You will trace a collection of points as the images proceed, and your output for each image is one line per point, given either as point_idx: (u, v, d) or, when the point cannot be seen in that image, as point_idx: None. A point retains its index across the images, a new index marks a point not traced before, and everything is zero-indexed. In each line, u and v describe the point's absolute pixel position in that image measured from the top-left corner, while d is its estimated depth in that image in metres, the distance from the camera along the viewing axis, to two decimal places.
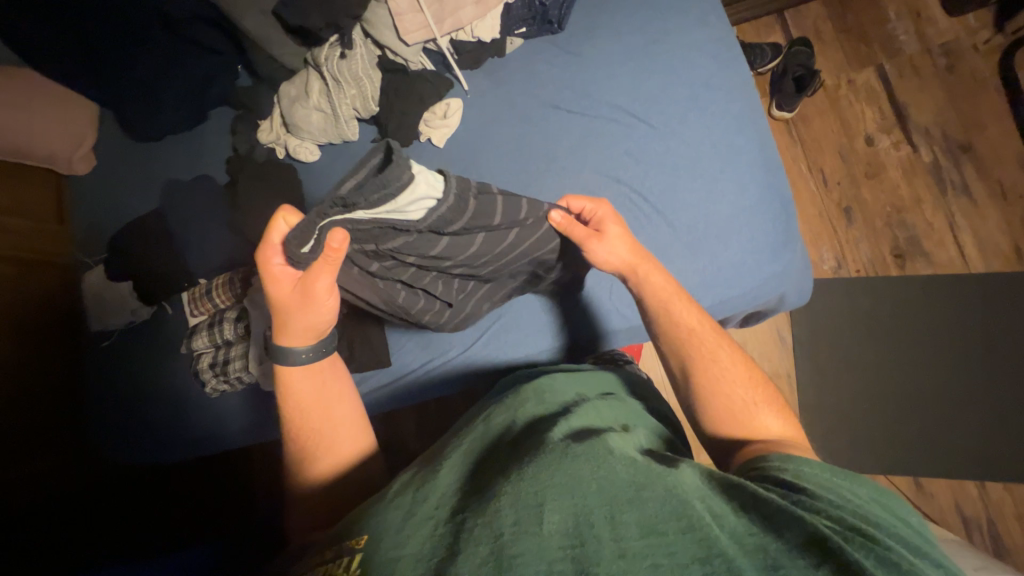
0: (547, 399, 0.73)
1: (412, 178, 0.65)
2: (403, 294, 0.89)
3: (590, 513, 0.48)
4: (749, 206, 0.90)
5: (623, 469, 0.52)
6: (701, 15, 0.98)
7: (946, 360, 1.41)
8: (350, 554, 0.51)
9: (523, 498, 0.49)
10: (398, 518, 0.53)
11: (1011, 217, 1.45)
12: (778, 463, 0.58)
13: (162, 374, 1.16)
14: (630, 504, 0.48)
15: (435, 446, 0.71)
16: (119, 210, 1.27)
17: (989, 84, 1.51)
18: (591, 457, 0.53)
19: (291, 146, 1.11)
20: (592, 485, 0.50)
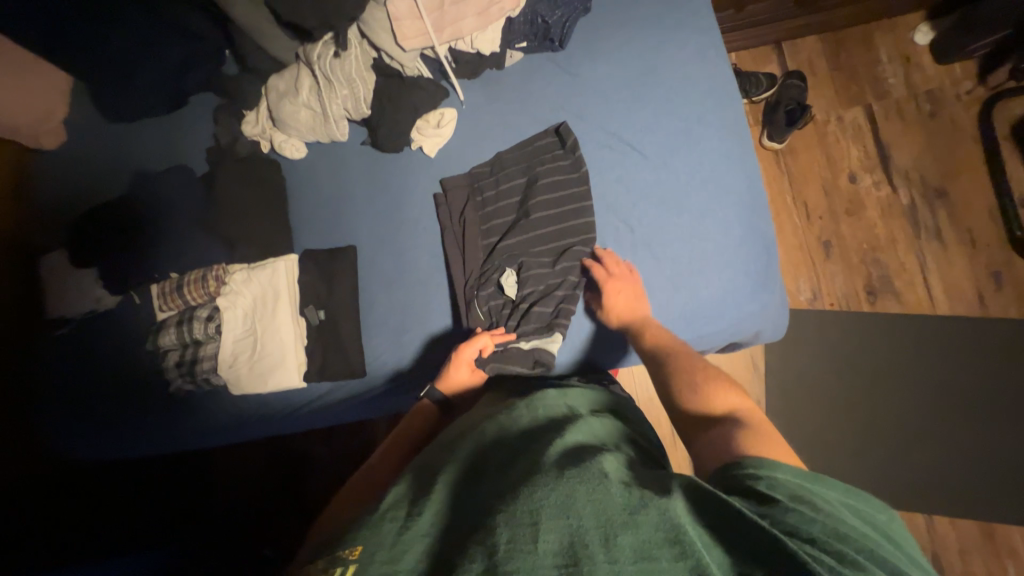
0: (538, 414, 0.73)
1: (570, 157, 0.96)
2: (491, 290, 0.96)
3: (585, 534, 0.47)
4: (734, 244, 0.90)
5: (617, 490, 0.51)
6: (701, 47, 0.99)
7: (905, 396, 1.46)
8: (344, 564, 0.51)
9: (517, 517, 0.49)
10: (391, 534, 0.54)
11: (978, 264, 1.50)
12: (750, 468, 0.54)
13: (126, 367, 1.12)
14: (625, 525, 0.47)
15: (429, 457, 0.72)
16: (87, 191, 1.21)
17: (968, 133, 1.56)
18: (585, 477, 0.52)
19: (277, 142, 1.09)
20: (587, 506, 0.49)
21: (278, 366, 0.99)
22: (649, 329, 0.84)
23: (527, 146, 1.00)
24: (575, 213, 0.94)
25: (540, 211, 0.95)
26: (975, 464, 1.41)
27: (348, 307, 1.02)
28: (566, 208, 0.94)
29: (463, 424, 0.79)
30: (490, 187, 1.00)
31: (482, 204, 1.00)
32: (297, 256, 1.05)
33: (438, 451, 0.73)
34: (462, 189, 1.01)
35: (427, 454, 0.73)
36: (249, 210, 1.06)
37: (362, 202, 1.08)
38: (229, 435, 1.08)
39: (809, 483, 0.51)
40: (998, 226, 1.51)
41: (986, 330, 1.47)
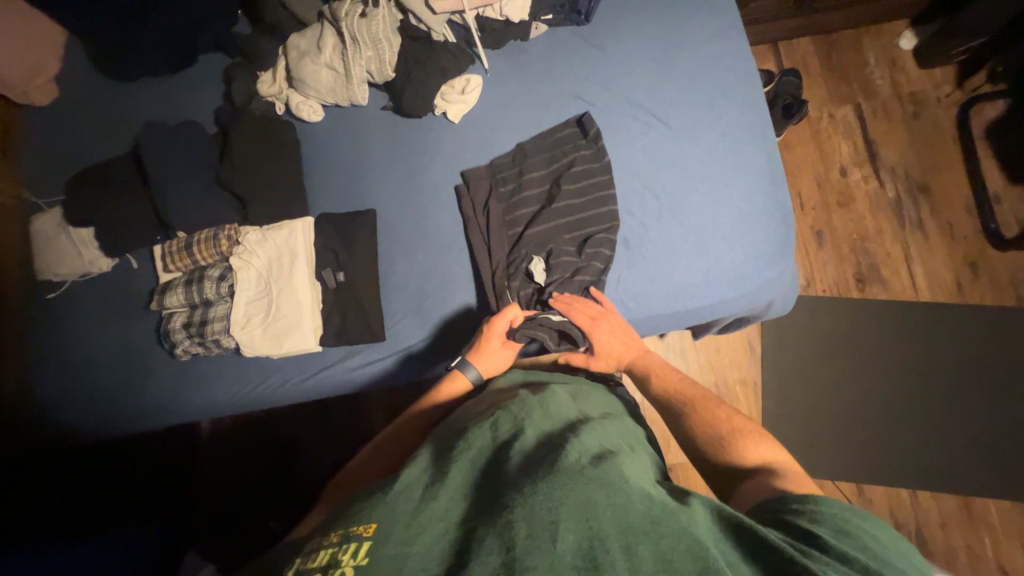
0: (548, 406, 0.72)
1: (592, 146, 0.98)
2: (519, 279, 0.94)
3: (606, 540, 0.48)
4: (756, 212, 0.94)
5: (638, 499, 0.52)
6: (720, 26, 1.02)
7: (891, 378, 1.54)
8: (356, 541, 0.48)
9: (538, 512, 0.49)
10: (406, 514, 0.52)
11: (956, 255, 1.60)
12: (798, 505, 0.57)
13: (123, 333, 1.07)
14: (646, 535, 0.48)
15: (439, 438, 0.69)
16: (82, 149, 1.14)
17: (948, 133, 1.66)
18: (606, 483, 0.53)
19: (293, 103, 1.06)
20: (609, 513, 0.50)
21: (294, 328, 0.96)
22: (653, 371, 0.85)
23: (550, 137, 1.00)
24: (601, 199, 0.95)
25: (565, 198, 0.95)
26: (954, 441, 1.49)
27: (367, 271, 1.00)
28: (591, 196, 0.95)
29: (467, 412, 0.77)
30: (513, 179, 1.00)
31: (504, 194, 0.99)
32: (312, 217, 1.03)
33: (443, 437, 0.70)
34: (483, 179, 0.99)
35: (437, 436, 0.71)
36: (263, 170, 1.03)
37: (381, 167, 1.06)
38: (233, 405, 1.04)
39: (860, 522, 0.54)
40: (974, 220, 1.61)
41: (963, 316, 1.56)
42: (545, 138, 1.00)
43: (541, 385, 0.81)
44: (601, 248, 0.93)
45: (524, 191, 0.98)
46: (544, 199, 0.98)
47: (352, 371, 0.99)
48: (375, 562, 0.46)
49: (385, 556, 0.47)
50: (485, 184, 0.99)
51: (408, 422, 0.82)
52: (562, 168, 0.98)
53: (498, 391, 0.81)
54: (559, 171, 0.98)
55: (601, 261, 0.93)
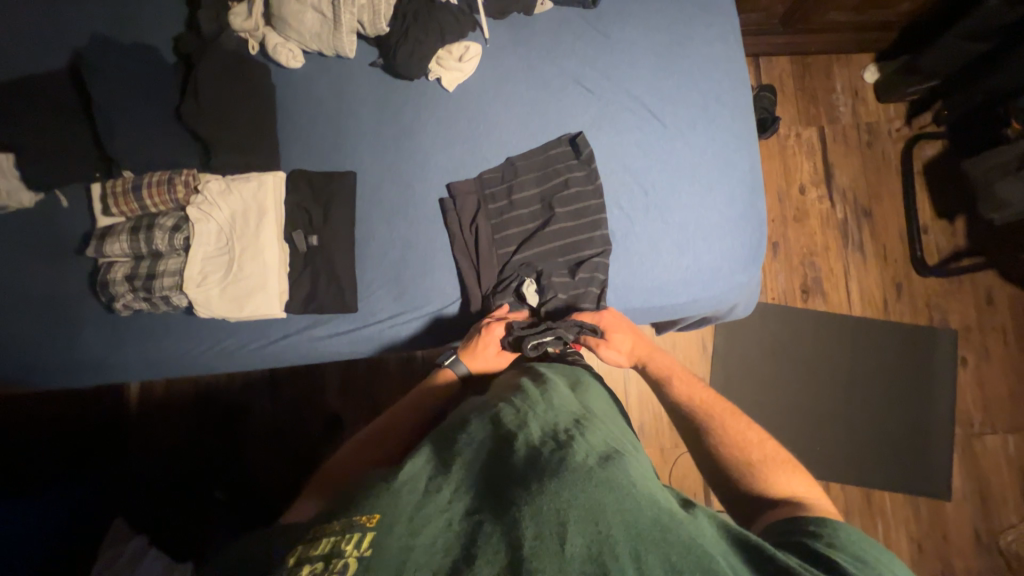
0: (553, 399, 0.73)
1: (587, 165, 0.96)
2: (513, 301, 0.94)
3: (615, 545, 0.50)
4: (735, 218, 0.99)
5: (645, 506, 0.54)
6: (721, 32, 1.04)
7: (821, 382, 1.69)
8: (359, 531, 0.49)
9: (546, 513, 0.51)
10: (410, 506, 0.53)
11: (886, 276, 1.78)
12: (815, 528, 0.61)
13: (48, 279, 0.94)
14: (654, 544, 0.51)
15: (441, 431, 0.70)
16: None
17: (893, 165, 1.82)
18: (615, 487, 0.55)
19: (271, 44, 0.96)
20: (617, 519, 0.52)
21: (258, 290, 0.89)
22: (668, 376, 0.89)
23: (542, 153, 0.98)
24: (595, 223, 0.94)
25: (558, 220, 0.95)
26: (865, 441, 1.67)
27: (343, 236, 0.94)
28: (585, 219, 0.95)
29: (473, 403, 0.79)
30: (503, 195, 0.97)
31: (493, 210, 0.96)
32: (284, 172, 0.95)
33: (447, 428, 0.71)
34: (470, 193, 0.96)
35: (440, 426, 0.72)
36: (231, 114, 0.93)
37: (366, 126, 0.99)
38: (182, 368, 0.95)
39: (871, 547, 0.58)
40: (904, 246, 1.79)
41: (886, 332, 1.74)
42: (536, 154, 0.98)
43: (536, 369, 0.84)
44: (595, 272, 0.93)
45: (514, 207, 0.96)
46: (537, 219, 0.96)
47: (318, 339, 0.94)
48: (379, 554, 0.47)
49: (392, 546, 0.48)
50: (472, 198, 0.96)
51: (406, 412, 0.83)
52: (554, 188, 0.96)
53: (490, 386, 0.83)
54: (551, 190, 0.96)
55: (596, 286, 0.94)
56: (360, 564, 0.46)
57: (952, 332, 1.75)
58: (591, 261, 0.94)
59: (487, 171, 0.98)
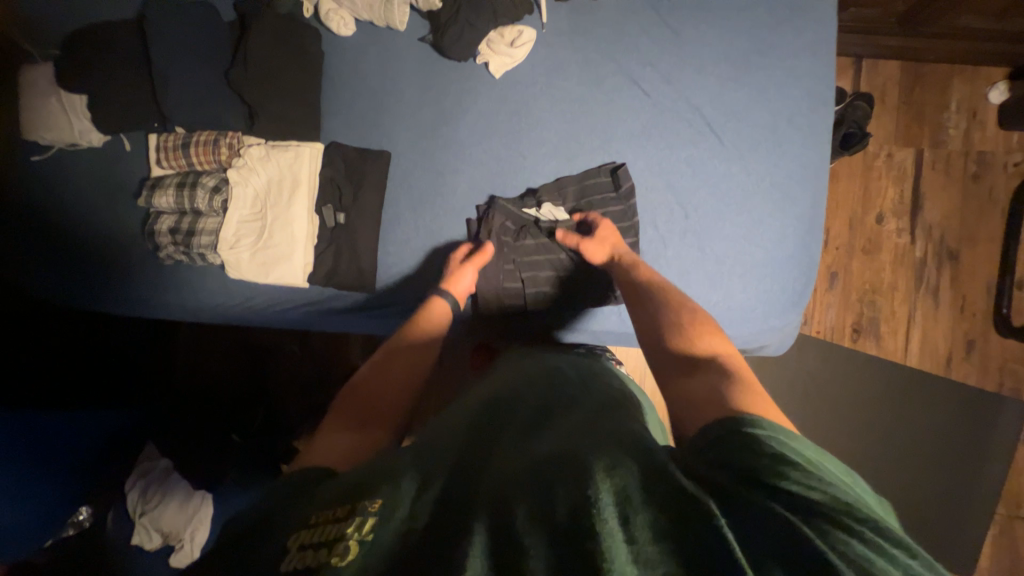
0: (559, 388, 0.71)
1: (626, 200, 0.91)
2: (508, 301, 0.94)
3: (605, 509, 0.44)
4: (782, 257, 0.90)
5: (636, 466, 0.48)
6: (812, 40, 0.91)
7: (854, 431, 1.56)
8: (362, 515, 0.49)
9: (534, 488, 0.48)
10: (407, 491, 0.52)
11: (958, 329, 1.58)
12: (740, 424, 0.53)
13: (104, 218, 1.01)
14: (645, 506, 0.44)
15: (442, 419, 0.70)
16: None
17: (1000, 205, 1.58)
18: (610, 454, 0.50)
19: (323, 9, 0.94)
20: (608, 481, 0.46)
21: (284, 260, 0.93)
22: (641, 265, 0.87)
23: (579, 182, 0.92)
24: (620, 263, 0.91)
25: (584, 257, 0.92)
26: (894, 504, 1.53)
27: (369, 216, 0.95)
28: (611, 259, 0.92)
29: (482, 387, 0.79)
30: (533, 216, 0.93)
31: (522, 231, 0.94)
32: (323, 144, 0.97)
33: (452, 414, 0.70)
34: (497, 241, 0.92)
35: (441, 414, 0.72)
36: (280, 81, 0.94)
37: (407, 105, 0.97)
38: (213, 315, 1.01)
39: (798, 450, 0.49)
40: (989, 299, 1.58)
41: (946, 390, 1.55)
42: (572, 182, 0.93)
43: (549, 353, 0.87)
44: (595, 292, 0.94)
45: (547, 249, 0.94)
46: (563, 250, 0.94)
47: (339, 311, 0.98)
48: (379, 537, 0.47)
49: (388, 534, 0.48)
50: (505, 214, 0.92)
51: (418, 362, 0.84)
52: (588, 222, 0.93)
53: (504, 369, 0.84)
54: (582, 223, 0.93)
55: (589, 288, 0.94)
56: (361, 549, 0.46)
57: None
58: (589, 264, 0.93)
59: (511, 219, 0.93)
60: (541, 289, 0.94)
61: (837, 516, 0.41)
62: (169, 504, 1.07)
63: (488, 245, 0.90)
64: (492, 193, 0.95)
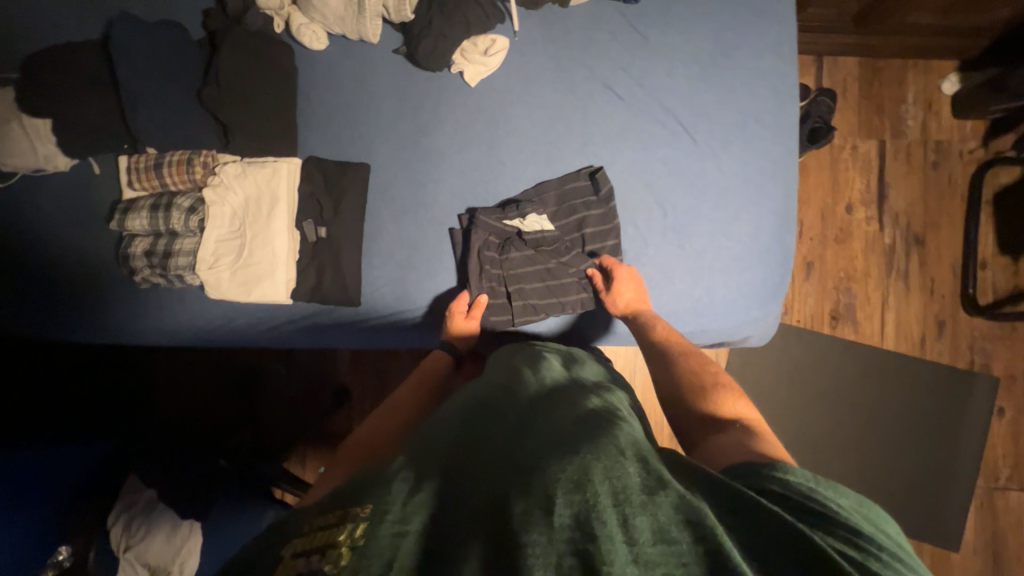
0: (547, 391, 0.72)
1: (607, 202, 0.92)
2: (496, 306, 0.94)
3: (603, 510, 0.46)
4: (759, 249, 0.93)
5: (633, 472, 0.50)
6: (775, 40, 0.94)
7: (838, 415, 1.61)
8: (354, 521, 0.48)
9: (531, 491, 0.48)
10: (401, 494, 0.51)
11: (929, 311, 1.65)
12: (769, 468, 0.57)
13: (75, 244, 0.98)
14: (641, 507, 0.46)
15: (432, 422, 0.69)
16: (32, 18, 0.97)
17: (959, 190, 1.65)
18: (603, 455, 0.51)
19: (294, 24, 0.94)
20: (605, 484, 0.48)
21: (265, 277, 0.92)
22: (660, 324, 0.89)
23: (560, 187, 0.93)
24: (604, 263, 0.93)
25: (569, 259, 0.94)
26: (880, 485, 1.57)
27: (352, 229, 0.94)
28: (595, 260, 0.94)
29: (470, 389, 0.79)
30: (520, 222, 0.93)
31: (508, 237, 0.93)
32: (300, 159, 0.96)
33: (441, 417, 0.70)
34: (483, 246, 0.91)
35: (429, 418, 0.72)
36: (254, 97, 0.94)
37: (384, 116, 0.97)
38: (195, 337, 0.99)
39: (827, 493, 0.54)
40: (955, 281, 1.65)
41: (920, 370, 1.62)
42: (552, 187, 0.93)
43: (536, 351, 0.87)
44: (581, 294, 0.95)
45: (534, 259, 0.94)
46: (547, 254, 0.94)
47: (324, 326, 0.97)
48: (371, 542, 0.46)
49: (382, 535, 0.46)
50: (493, 221, 0.91)
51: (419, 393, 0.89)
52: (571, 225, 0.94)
53: (493, 370, 0.84)
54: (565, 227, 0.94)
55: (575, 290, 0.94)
56: (353, 555, 0.44)
57: (995, 378, 1.61)
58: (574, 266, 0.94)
59: (494, 233, 0.92)
60: (527, 294, 0.94)
61: (849, 540, 0.48)
62: (155, 536, 1.01)
63: (482, 296, 0.92)
64: (473, 200, 0.96)
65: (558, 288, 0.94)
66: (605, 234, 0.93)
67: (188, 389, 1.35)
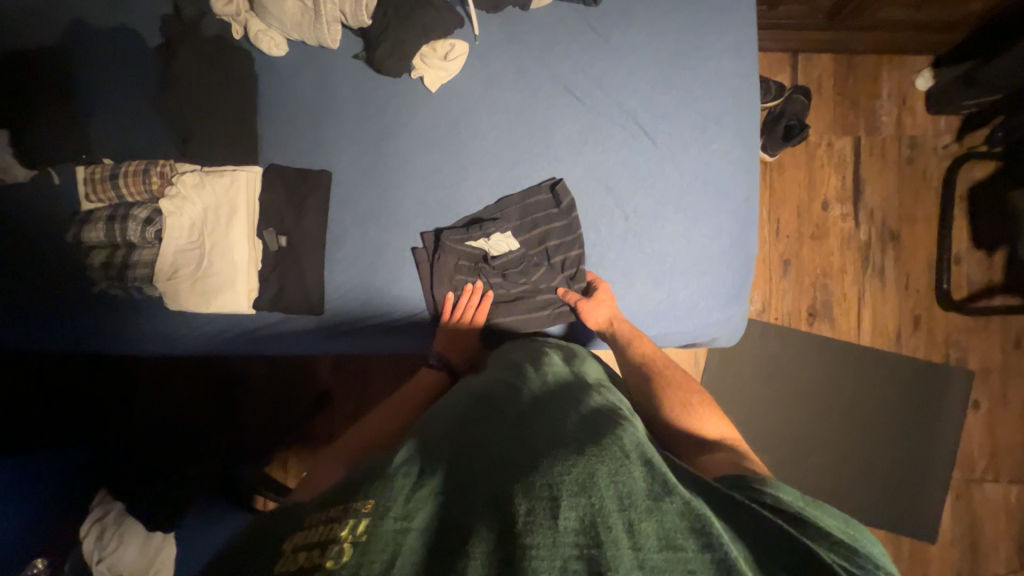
0: (551, 389, 0.72)
1: (568, 214, 0.92)
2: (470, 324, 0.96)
3: (609, 515, 0.46)
4: (720, 252, 0.93)
5: (638, 476, 0.51)
6: (736, 40, 0.94)
7: (816, 410, 1.61)
8: (355, 515, 0.47)
9: (536, 490, 0.49)
10: (405, 489, 0.51)
11: (905, 306, 1.66)
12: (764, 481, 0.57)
13: (29, 254, 0.93)
14: (646, 512, 0.47)
15: (433, 419, 0.69)
16: None
17: (933, 185, 1.66)
18: (610, 457, 0.52)
19: (252, 31, 0.93)
20: (610, 487, 0.48)
21: (225, 288, 0.92)
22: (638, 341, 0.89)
23: (522, 201, 0.93)
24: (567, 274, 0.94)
25: (533, 273, 0.95)
26: (857, 479, 1.58)
27: (313, 237, 0.94)
28: (558, 272, 0.94)
29: (471, 387, 0.79)
30: (484, 240, 0.93)
31: (474, 256, 0.94)
32: (261, 168, 0.95)
33: (441, 414, 0.70)
34: (451, 264, 0.92)
35: (429, 414, 0.71)
36: (215, 106, 0.93)
37: (344, 123, 0.96)
38: (155, 346, 0.96)
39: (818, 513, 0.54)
40: (931, 276, 1.66)
41: (896, 365, 1.63)
42: (515, 201, 0.93)
43: (539, 348, 0.87)
44: (549, 308, 0.95)
45: (502, 283, 0.95)
46: (514, 270, 0.95)
47: (290, 334, 0.96)
48: (375, 538, 0.45)
49: (386, 531, 0.46)
50: (457, 244, 0.92)
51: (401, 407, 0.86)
52: (534, 239, 0.94)
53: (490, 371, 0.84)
54: (529, 242, 0.94)
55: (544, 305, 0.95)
56: (355, 550, 0.43)
57: (970, 372, 1.63)
58: (540, 281, 0.95)
59: (462, 257, 0.93)
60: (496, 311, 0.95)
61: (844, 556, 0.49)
62: (128, 547, 1.00)
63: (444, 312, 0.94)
64: (435, 208, 0.95)
65: (528, 302, 0.95)
66: (566, 246, 0.93)
67: (173, 392, 1.30)
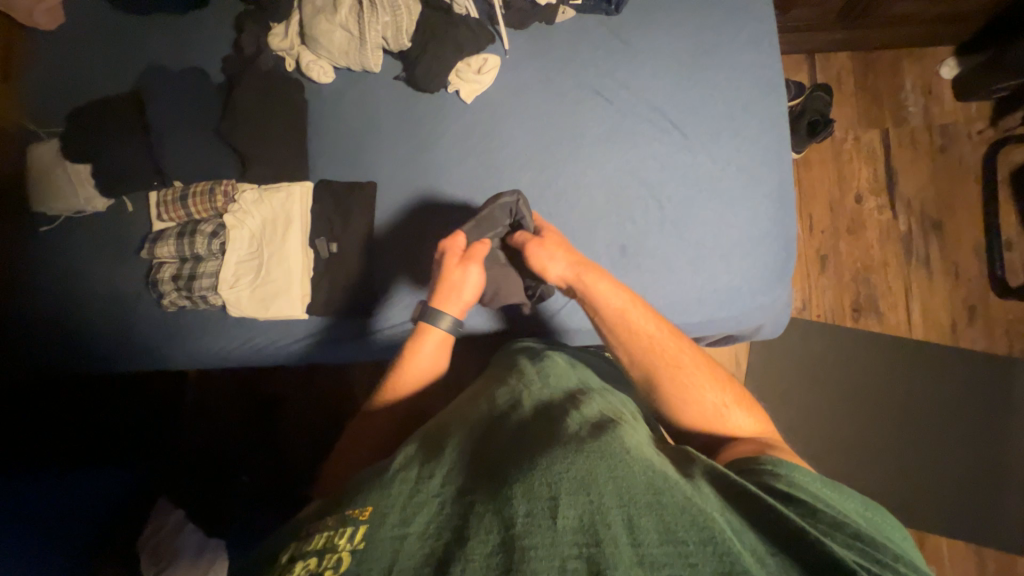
0: (553, 384, 0.70)
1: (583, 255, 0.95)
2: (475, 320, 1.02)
3: (606, 512, 0.46)
4: (756, 236, 0.94)
5: (638, 472, 0.50)
6: (755, 35, 0.98)
7: (872, 411, 1.53)
8: (351, 525, 0.49)
9: (535, 489, 0.49)
10: (403, 495, 0.52)
11: (957, 296, 1.59)
12: (771, 466, 0.59)
13: (110, 276, 1.04)
14: (646, 507, 0.47)
15: (436, 419, 0.69)
16: (74, 80, 1.07)
17: (971, 172, 1.62)
18: (607, 454, 0.52)
19: (304, 61, 1.02)
20: (609, 484, 0.49)
21: (282, 293, 0.97)
22: (661, 348, 0.78)
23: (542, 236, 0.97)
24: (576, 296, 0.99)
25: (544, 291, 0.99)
26: (927, 482, 1.48)
27: (360, 243, 0.99)
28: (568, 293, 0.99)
29: (478, 385, 0.79)
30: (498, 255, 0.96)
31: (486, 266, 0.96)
32: (312, 182, 1.02)
33: (441, 414, 0.70)
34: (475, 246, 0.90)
35: (434, 418, 0.69)
36: (271, 131, 1.02)
37: (387, 137, 1.03)
38: (211, 358, 1.03)
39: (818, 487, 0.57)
40: (981, 264, 1.59)
41: (955, 359, 1.54)
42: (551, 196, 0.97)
43: (541, 349, 0.83)
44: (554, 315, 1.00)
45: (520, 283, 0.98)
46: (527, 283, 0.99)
47: (328, 345, 1.01)
48: (371, 546, 0.47)
49: (383, 537, 0.48)
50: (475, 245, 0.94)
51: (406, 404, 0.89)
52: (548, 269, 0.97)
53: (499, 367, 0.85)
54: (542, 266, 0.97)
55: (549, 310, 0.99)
56: (353, 557, 0.46)
57: None
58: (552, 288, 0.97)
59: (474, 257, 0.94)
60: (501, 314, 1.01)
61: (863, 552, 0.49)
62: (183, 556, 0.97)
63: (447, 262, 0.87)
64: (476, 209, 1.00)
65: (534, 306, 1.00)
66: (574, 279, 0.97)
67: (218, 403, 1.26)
